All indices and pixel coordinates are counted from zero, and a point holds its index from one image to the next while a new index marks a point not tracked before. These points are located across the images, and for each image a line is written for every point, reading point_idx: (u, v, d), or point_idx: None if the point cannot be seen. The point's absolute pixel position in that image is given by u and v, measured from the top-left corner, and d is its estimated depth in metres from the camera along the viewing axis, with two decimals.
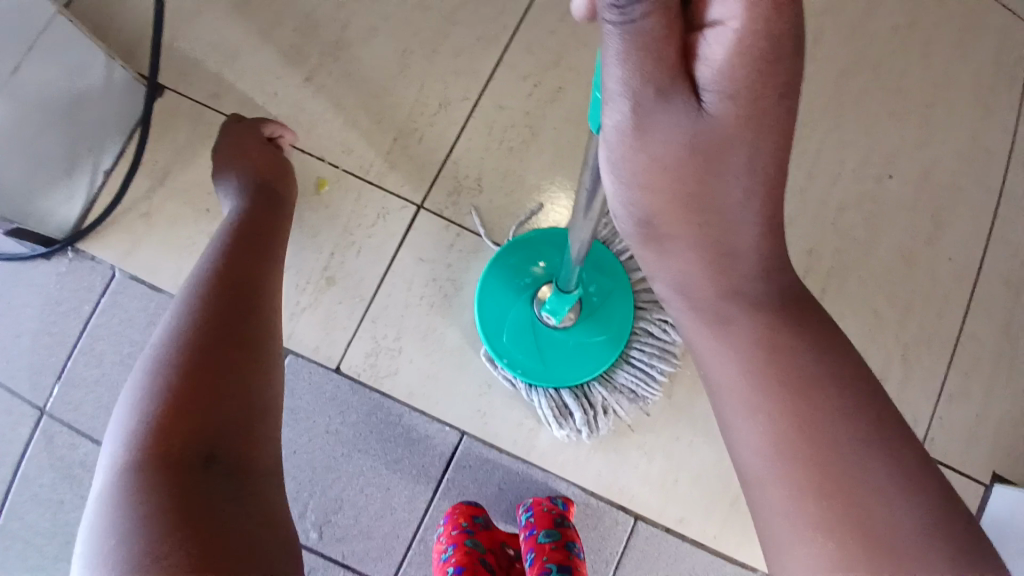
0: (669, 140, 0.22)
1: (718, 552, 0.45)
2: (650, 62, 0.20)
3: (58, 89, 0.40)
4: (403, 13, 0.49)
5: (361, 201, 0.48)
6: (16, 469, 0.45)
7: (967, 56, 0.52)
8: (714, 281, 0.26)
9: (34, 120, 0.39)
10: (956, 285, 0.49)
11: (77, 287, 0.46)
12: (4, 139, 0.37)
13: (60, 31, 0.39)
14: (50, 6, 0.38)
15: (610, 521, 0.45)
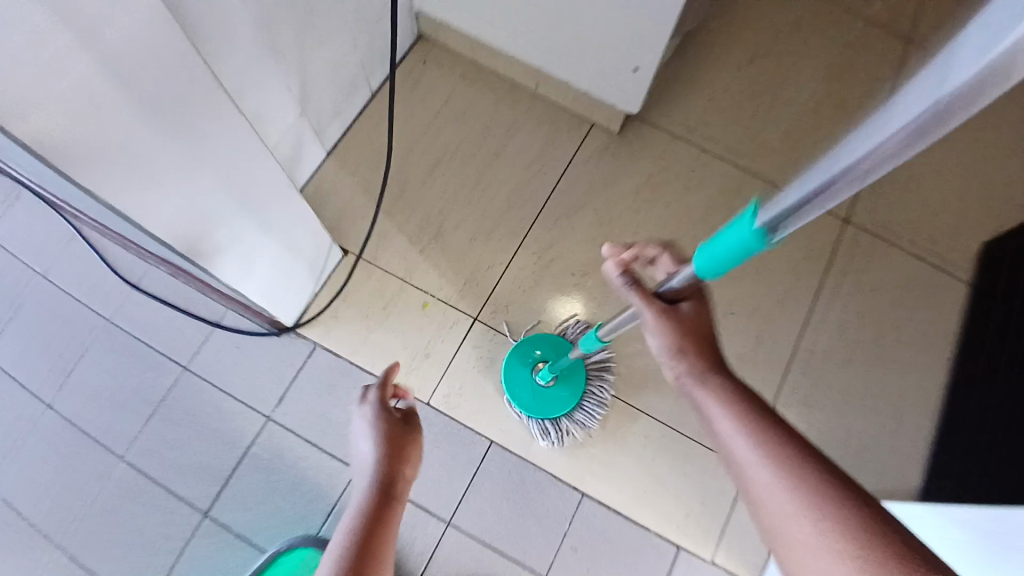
0: (671, 328, 0.49)
1: (629, 518, 0.82)
2: (656, 306, 0.49)
3: (301, 252, 0.82)
4: (471, 221, 0.96)
5: (444, 314, 0.92)
6: (250, 446, 0.86)
7: (771, 251, 0.97)
8: (727, 387, 0.47)
9: (289, 265, 0.81)
10: (761, 374, 0.92)
11: (292, 357, 0.90)
12: (276, 273, 0.79)
13: (311, 227, 0.81)
14: (310, 217, 0.80)
15: (569, 494, 0.83)
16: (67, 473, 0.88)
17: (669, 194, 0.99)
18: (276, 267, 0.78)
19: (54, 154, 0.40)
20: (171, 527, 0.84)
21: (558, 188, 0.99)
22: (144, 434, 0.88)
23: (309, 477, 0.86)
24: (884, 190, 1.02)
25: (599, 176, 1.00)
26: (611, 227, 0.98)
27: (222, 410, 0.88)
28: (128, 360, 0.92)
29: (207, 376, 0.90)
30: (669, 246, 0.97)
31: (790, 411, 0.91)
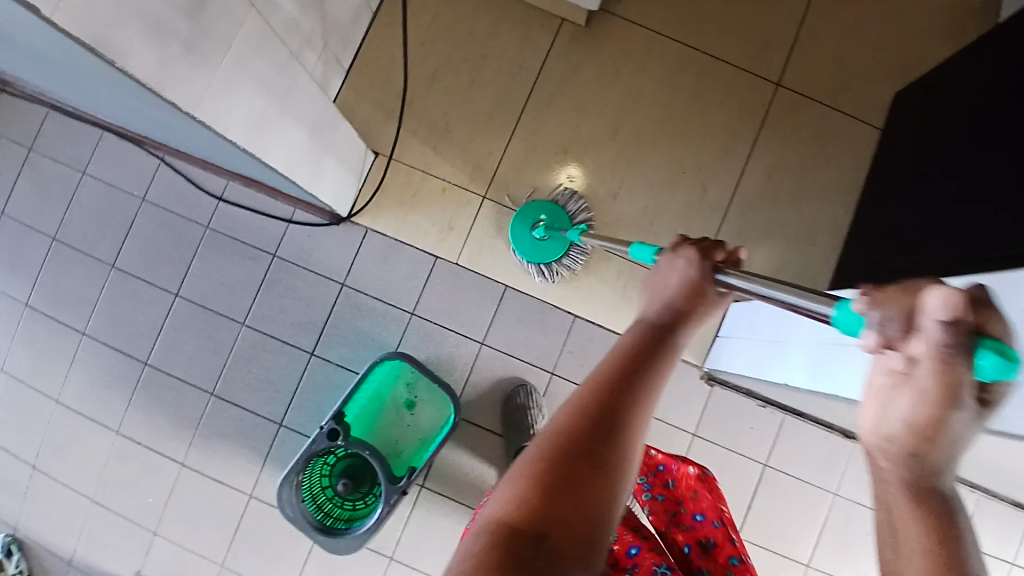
0: (890, 411, 0.41)
1: (607, 327, 1.18)
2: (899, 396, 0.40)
3: (348, 157, 1.08)
4: (472, 117, 1.20)
5: (460, 196, 1.19)
6: (333, 306, 1.19)
7: (715, 115, 1.21)
8: (903, 463, 0.40)
9: (342, 168, 1.07)
10: (708, 217, 1.20)
11: (352, 239, 1.19)
12: (336, 175, 1.05)
13: (349, 137, 1.06)
14: (348, 129, 1.04)
15: (564, 315, 1.19)
16: (202, 340, 1.19)
17: (629, 77, 1.21)
18: (334, 170, 1.04)
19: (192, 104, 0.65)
20: (290, 367, 1.18)
21: (539, 82, 1.21)
22: (255, 307, 1.19)
23: (381, 323, 1.19)
24: (810, 53, 1.22)
25: (571, 67, 1.21)
26: (583, 111, 1.21)
27: (308, 282, 1.19)
28: (229, 255, 1.19)
29: (292, 260, 1.19)
30: (632, 122, 1.21)
31: (729, 243, 1.19)
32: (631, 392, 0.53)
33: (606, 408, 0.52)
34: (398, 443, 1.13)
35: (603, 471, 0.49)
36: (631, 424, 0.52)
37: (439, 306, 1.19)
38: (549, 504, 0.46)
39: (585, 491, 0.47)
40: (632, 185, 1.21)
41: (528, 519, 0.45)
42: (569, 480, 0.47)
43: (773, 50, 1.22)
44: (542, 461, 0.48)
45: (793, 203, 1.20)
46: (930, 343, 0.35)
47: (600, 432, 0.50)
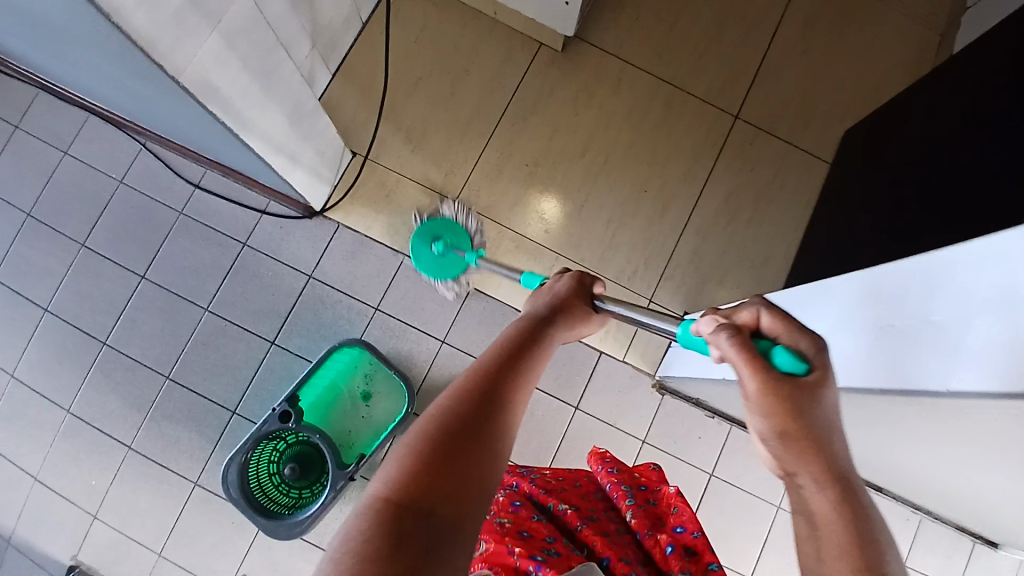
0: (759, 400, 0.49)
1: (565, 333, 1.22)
2: (769, 396, 0.48)
3: (327, 151, 1.13)
4: (448, 125, 1.26)
5: (432, 198, 1.24)
6: (299, 296, 1.21)
7: (680, 140, 1.29)
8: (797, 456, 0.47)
9: (318, 159, 1.11)
10: (668, 234, 1.26)
11: (323, 233, 1.22)
12: (309, 165, 1.09)
13: (328, 131, 1.10)
14: (326, 122, 1.09)
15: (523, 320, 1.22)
16: (164, 323, 1.20)
17: (600, 99, 1.29)
18: (309, 159, 1.08)
19: (174, 65, 0.69)
20: (250, 354, 1.19)
21: (515, 97, 1.28)
22: (220, 292, 1.20)
23: (345, 315, 1.21)
24: (769, 90, 1.31)
25: (546, 87, 1.28)
26: (556, 128, 1.28)
27: (275, 272, 1.21)
28: (200, 240, 1.22)
29: (262, 249, 1.21)
30: (602, 141, 1.28)
31: (685, 259, 1.25)
32: (506, 377, 0.57)
33: (481, 391, 0.54)
34: (351, 435, 1.13)
35: (483, 446, 0.50)
36: (510, 405, 0.55)
37: (403, 303, 1.21)
38: (426, 486, 0.45)
39: (463, 469, 0.48)
40: (597, 200, 1.26)
41: (406, 503, 0.44)
42: (447, 459, 0.48)
43: (735, 86, 1.30)
44: (425, 439, 0.49)
45: (749, 226, 1.26)
46: (718, 338, 0.53)
47: (476, 411, 0.52)
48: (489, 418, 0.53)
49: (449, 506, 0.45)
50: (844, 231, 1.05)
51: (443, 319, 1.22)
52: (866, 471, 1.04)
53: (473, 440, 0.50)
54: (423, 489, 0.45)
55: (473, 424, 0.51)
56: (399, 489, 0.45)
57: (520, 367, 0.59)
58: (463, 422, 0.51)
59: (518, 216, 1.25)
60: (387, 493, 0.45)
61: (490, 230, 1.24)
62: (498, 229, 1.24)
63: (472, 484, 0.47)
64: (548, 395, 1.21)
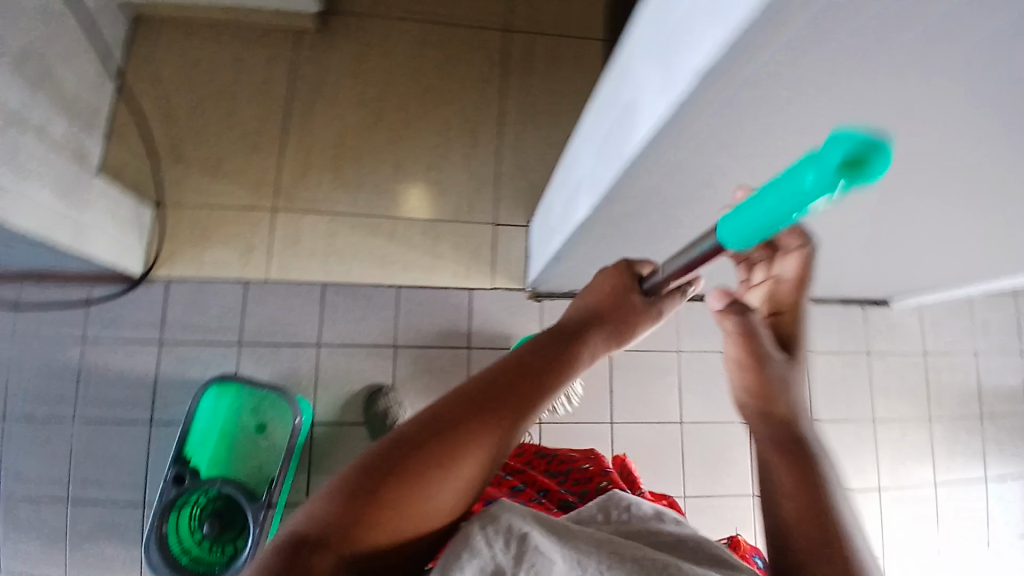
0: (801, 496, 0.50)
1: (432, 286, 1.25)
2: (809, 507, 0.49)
3: (110, 206, 1.09)
4: (237, 142, 1.23)
5: (249, 216, 1.21)
6: (159, 366, 1.17)
7: (461, 70, 1.33)
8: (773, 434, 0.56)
9: (104, 220, 1.07)
10: (488, 157, 1.31)
11: (158, 295, 1.18)
12: (96, 228, 1.05)
13: (100, 188, 1.06)
14: (94, 181, 1.05)
15: (386, 292, 1.23)
16: (41, 447, 1.15)
17: (372, 61, 1.30)
18: (93, 221, 1.04)
19: None
20: (137, 439, 1.16)
21: (291, 90, 1.27)
22: (81, 396, 1.16)
23: (212, 362, 1.18)
24: None
25: (321, 68, 1.28)
26: (346, 103, 1.28)
27: (126, 352, 1.17)
28: (39, 356, 1.17)
29: (105, 336, 1.18)
30: (392, 97, 1.30)
31: (509, 175, 1.31)
32: (489, 413, 0.47)
33: (468, 421, 0.46)
34: (262, 470, 1.10)
35: (461, 463, 0.45)
36: (495, 437, 0.47)
37: (265, 328, 1.19)
38: (364, 499, 0.43)
39: (430, 480, 0.44)
40: (409, 153, 1.29)
41: (363, 510, 0.42)
42: (414, 467, 0.44)
43: (493, 3, 1.35)
44: (380, 461, 0.44)
45: (553, 121, 1.34)
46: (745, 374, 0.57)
47: (453, 441, 0.45)
48: (464, 447, 0.45)
49: (374, 518, 0.42)
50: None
51: (311, 323, 1.21)
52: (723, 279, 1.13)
53: (446, 451, 0.45)
54: (361, 498, 0.43)
55: (438, 448, 0.45)
56: (340, 491, 0.43)
57: (518, 394, 0.49)
58: (429, 442, 0.45)
59: (343, 196, 1.25)
60: (330, 495, 0.43)
61: (319, 222, 1.23)
62: (328, 217, 1.24)
63: (405, 503, 0.43)
64: (439, 347, 1.23)
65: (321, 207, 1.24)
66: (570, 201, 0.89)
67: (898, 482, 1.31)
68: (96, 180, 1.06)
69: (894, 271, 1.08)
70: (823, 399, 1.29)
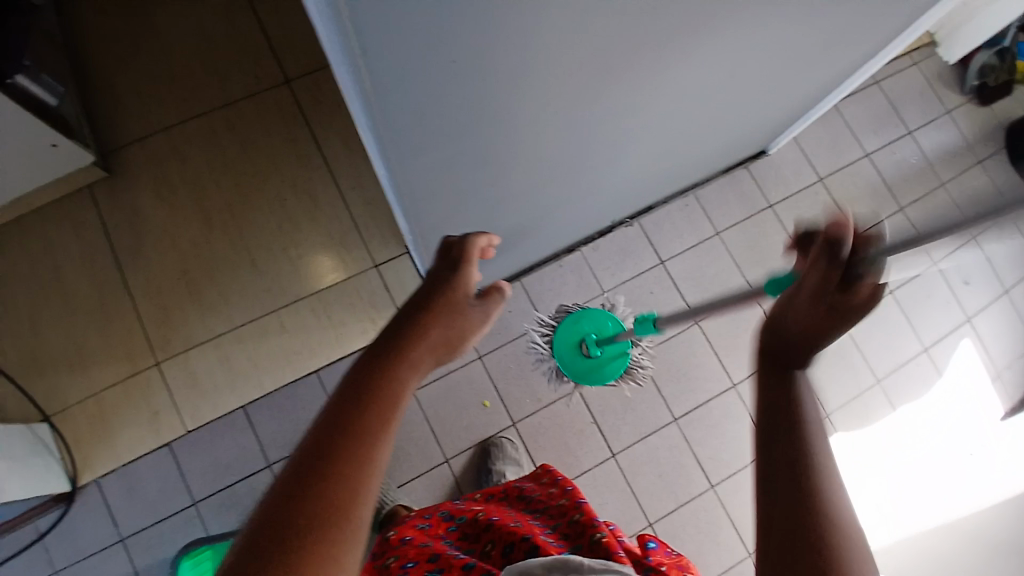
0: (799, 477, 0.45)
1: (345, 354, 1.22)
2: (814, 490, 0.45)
3: (17, 440, 1.05)
4: (91, 321, 1.18)
5: (139, 383, 1.17)
6: (131, 564, 1.14)
7: (270, 140, 1.28)
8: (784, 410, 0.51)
9: (19, 458, 1.04)
10: (337, 206, 1.28)
11: (98, 500, 1.15)
12: (17, 470, 1.02)
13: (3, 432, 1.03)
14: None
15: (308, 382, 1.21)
16: None
17: (181, 176, 1.25)
18: (13, 465, 1.01)
19: None
20: None
21: (117, 243, 1.21)
22: None
23: (180, 535, 1.14)
24: (287, 43, 1.32)
25: (132, 211, 1.23)
26: (172, 232, 1.23)
27: (97, 566, 1.14)
28: None
29: (70, 562, 1.14)
30: (215, 198, 1.25)
31: (367, 216, 1.28)
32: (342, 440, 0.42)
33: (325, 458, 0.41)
34: None
35: (363, 464, 0.41)
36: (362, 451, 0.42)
37: (212, 475, 1.16)
38: None
39: (326, 523, 0.38)
40: (259, 242, 1.24)
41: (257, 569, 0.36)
42: (303, 500, 0.39)
43: (264, 62, 1.30)
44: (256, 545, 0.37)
45: None
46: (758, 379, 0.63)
47: (318, 482, 0.40)
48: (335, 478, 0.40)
49: None
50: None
51: (253, 449, 1.18)
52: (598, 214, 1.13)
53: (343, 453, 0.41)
54: None
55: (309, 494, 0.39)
56: None
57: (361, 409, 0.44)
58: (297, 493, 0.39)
59: (216, 319, 1.20)
60: None
61: (209, 353, 1.19)
62: (215, 342, 1.20)
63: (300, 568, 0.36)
64: None
65: (202, 338, 1.19)
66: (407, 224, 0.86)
67: None
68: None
69: (743, 127, 1.06)
70: (748, 269, 1.31)
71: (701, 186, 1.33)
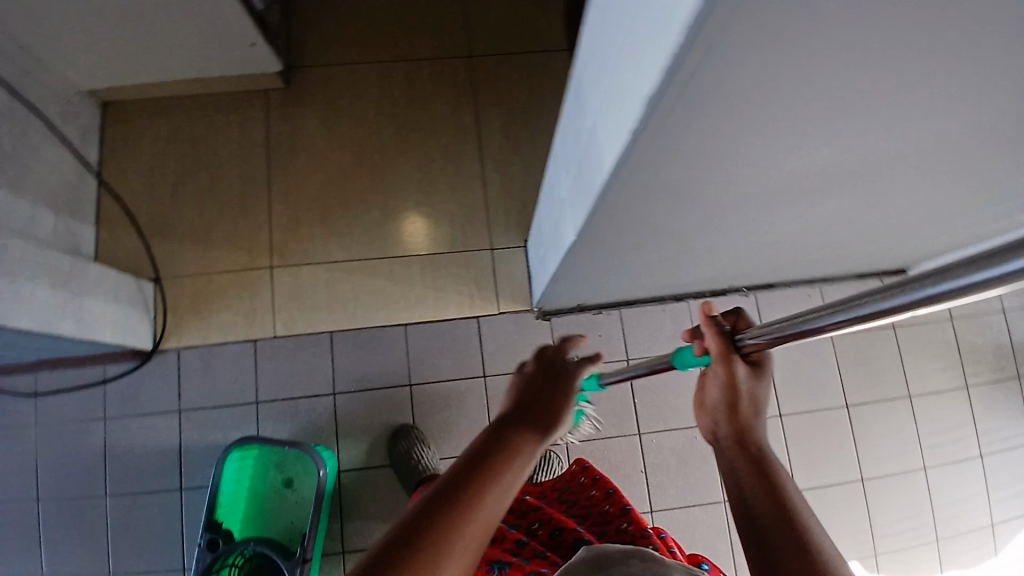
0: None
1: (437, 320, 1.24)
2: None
3: (119, 287, 1.12)
4: (226, 207, 1.25)
5: (248, 278, 1.23)
6: (180, 436, 1.18)
7: (435, 101, 1.31)
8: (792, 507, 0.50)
9: (113, 303, 1.10)
10: (475, 183, 1.29)
11: (171, 366, 1.20)
12: (108, 313, 1.09)
13: (107, 275, 1.10)
14: (102, 270, 1.09)
15: (393, 333, 1.23)
16: (78, 532, 1.16)
17: (345, 107, 1.29)
18: (104, 306, 1.08)
19: None
20: (169, 513, 1.16)
21: (270, 148, 1.27)
22: (110, 477, 1.17)
23: (233, 427, 1.18)
24: (481, 15, 1.34)
25: (292, 125, 1.28)
26: (323, 155, 1.28)
27: (146, 425, 1.19)
28: (64, 442, 1.18)
29: (125, 415, 1.19)
30: (367, 138, 1.29)
31: (499, 201, 1.29)
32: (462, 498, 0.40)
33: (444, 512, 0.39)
34: (295, 524, 1.11)
35: (473, 529, 0.39)
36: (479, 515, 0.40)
37: (279, 383, 1.20)
38: None
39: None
40: (394, 191, 1.28)
41: None
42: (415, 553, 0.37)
43: (456, 30, 1.33)
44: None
45: (532, 137, 1.31)
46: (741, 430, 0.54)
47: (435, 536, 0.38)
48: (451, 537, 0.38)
49: None
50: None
51: (324, 374, 1.21)
52: (730, 274, 1.12)
53: (452, 522, 0.39)
54: None
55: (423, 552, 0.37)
56: None
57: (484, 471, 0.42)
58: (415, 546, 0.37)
59: (336, 246, 1.25)
60: None
61: (318, 273, 1.24)
62: (325, 266, 1.24)
63: None
64: (454, 380, 1.23)
65: (315, 259, 1.24)
66: (556, 221, 0.87)
67: (940, 457, 1.27)
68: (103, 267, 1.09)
69: (906, 240, 1.04)
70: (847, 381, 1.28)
71: (828, 282, 1.32)
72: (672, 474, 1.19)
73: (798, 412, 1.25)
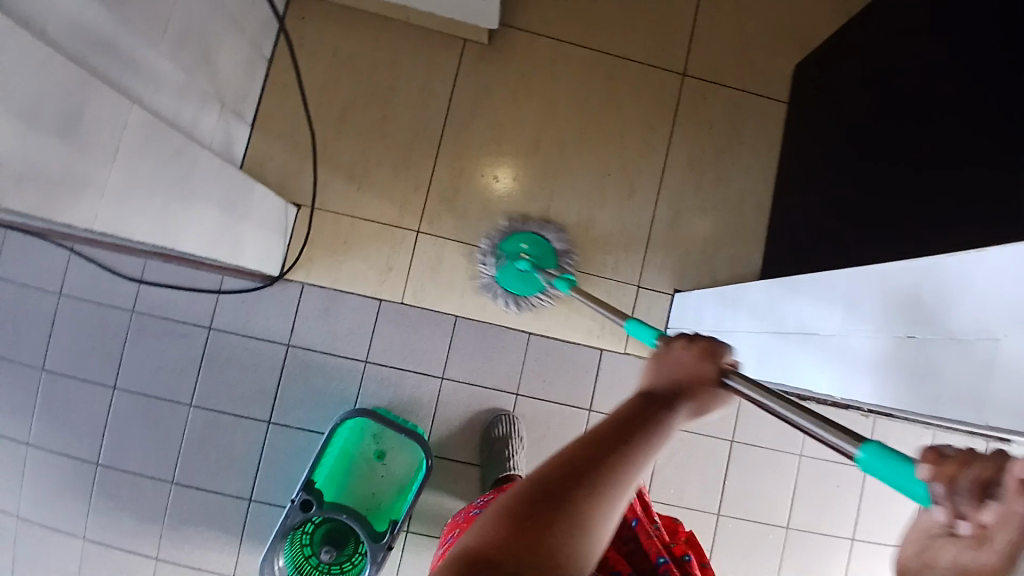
0: None
1: (562, 339, 1.20)
2: None
3: (270, 211, 1.05)
4: (388, 153, 1.18)
5: (390, 234, 1.17)
6: (282, 371, 1.15)
7: (631, 111, 1.21)
8: None
9: (261, 228, 1.03)
10: (644, 213, 1.21)
11: (290, 297, 1.15)
12: (256, 237, 1.02)
13: (261, 198, 1.02)
14: (258, 192, 1.01)
15: (515, 337, 1.19)
16: (153, 431, 1.15)
17: (540, 87, 1.20)
18: (254, 232, 1.01)
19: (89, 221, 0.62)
20: (249, 440, 1.15)
21: (451, 107, 1.18)
22: (199, 386, 1.15)
23: (335, 377, 1.16)
24: (707, 34, 1.23)
25: (482, 87, 1.19)
26: (501, 130, 1.19)
27: (249, 349, 1.15)
28: (162, 337, 1.15)
29: (230, 330, 1.15)
30: (550, 127, 1.20)
31: (663, 240, 1.21)
32: (604, 449, 0.41)
33: (581, 460, 0.40)
34: (376, 496, 1.12)
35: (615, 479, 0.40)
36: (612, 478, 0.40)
37: (392, 349, 1.17)
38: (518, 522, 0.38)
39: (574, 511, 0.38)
40: (560, 192, 1.20)
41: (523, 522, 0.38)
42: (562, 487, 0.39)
43: (674, 40, 1.22)
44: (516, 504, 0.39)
45: (716, 183, 1.22)
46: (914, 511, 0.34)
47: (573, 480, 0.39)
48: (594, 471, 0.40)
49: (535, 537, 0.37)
50: (834, 175, 1.01)
51: (438, 355, 1.18)
52: None
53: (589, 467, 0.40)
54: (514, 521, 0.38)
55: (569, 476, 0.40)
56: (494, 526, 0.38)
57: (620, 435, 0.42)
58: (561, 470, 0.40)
59: (487, 231, 1.18)
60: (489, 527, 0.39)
61: (461, 253, 1.18)
62: (470, 248, 1.18)
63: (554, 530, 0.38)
64: (559, 404, 1.20)
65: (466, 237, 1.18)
66: (783, 339, 0.83)
67: None
68: (260, 187, 1.01)
69: None
70: None
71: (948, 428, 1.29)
72: (734, 558, 1.23)
73: (869, 539, 1.25)
